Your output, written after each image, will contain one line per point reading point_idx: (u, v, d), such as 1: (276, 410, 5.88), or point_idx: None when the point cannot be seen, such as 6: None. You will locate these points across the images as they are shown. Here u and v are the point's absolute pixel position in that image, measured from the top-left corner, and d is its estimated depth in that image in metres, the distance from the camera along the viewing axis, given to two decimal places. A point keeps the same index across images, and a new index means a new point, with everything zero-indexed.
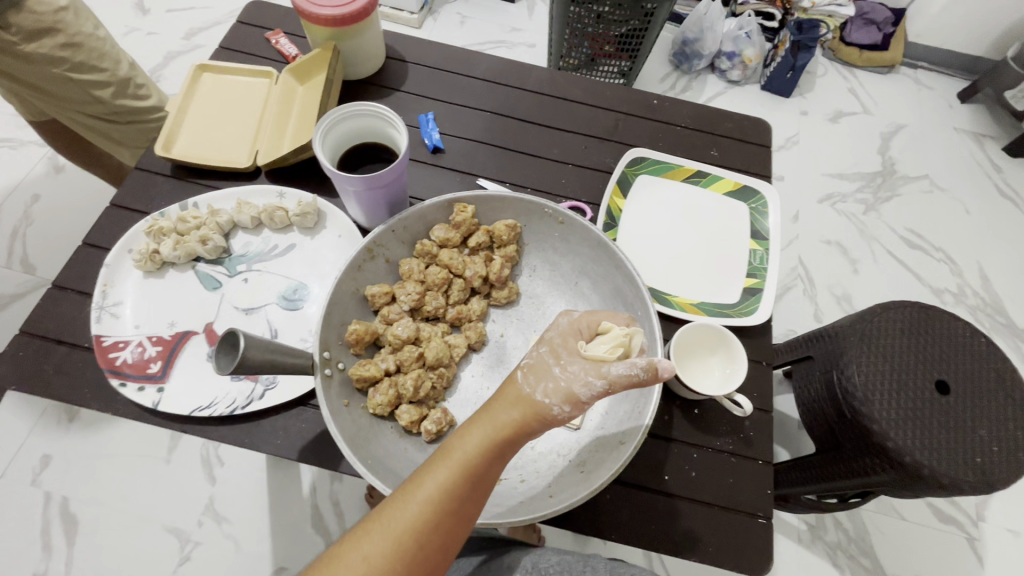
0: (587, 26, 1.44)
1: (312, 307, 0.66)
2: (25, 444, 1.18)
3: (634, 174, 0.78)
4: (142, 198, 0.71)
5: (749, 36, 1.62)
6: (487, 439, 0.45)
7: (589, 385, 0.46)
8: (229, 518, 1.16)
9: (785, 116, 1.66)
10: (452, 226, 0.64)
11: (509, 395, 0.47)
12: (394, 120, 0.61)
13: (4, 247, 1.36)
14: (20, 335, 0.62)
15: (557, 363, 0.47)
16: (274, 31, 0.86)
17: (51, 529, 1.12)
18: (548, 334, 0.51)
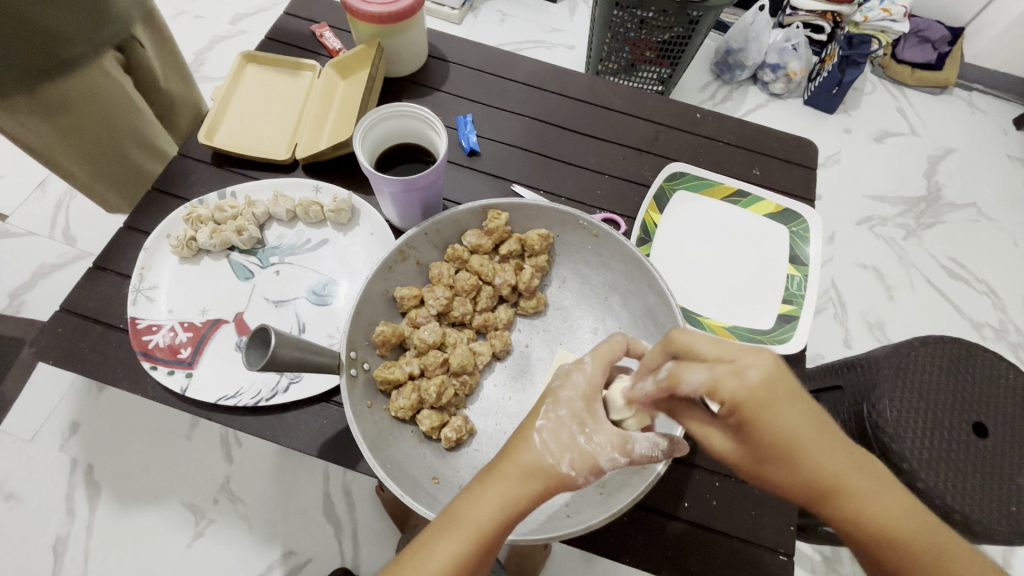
0: (630, 31, 1.42)
1: (341, 303, 0.66)
2: (57, 410, 1.22)
3: (671, 189, 0.76)
4: (183, 183, 0.73)
5: (796, 48, 1.57)
6: (513, 503, 0.43)
7: (614, 460, 0.45)
8: (243, 498, 1.18)
9: (828, 133, 1.61)
10: (484, 232, 0.64)
11: (524, 463, 0.44)
12: (434, 122, 0.61)
13: (48, 218, 1.42)
14: (61, 311, 0.63)
15: (582, 433, 0.45)
16: (319, 24, 0.86)
17: (75, 495, 1.16)
18: (563, 396, 0.47)
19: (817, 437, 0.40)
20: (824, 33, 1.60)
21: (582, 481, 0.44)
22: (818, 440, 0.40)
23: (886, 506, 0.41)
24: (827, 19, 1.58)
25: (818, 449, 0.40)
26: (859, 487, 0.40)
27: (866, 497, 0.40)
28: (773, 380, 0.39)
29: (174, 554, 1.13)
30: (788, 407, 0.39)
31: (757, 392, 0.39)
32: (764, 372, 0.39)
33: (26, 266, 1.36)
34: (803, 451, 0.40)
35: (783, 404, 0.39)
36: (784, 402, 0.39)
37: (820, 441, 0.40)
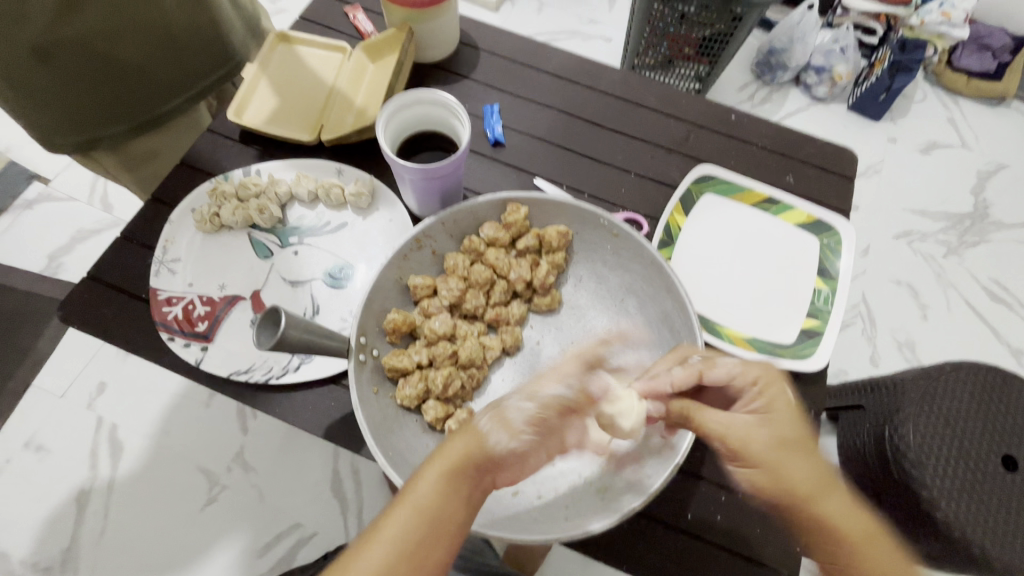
0: (670, 26, 1.42)
1: (355, 287, 0.66)
2: (86, 370, 1.32)
3: (699, 192, 0.74)
4: (211, 159, 0.74)
5: (843, 51, 1.53)
6: (459, 453, 0.45)
7: (519, 411, 0.48)
8: (255, 468, 1.23)
9: (870, 141, 1.55)
10: (502, 225, 0.63)
11: (461, 432, 0.47)
12: (459, 112, 0.59)
13: (87, 186, 1.58)
14: (87, 278, 0.65)
15: (511, 400, 0.49)
16: (353, 5, 0.86)
17: (99, 451, 1.24)
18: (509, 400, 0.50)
19: (823, 488, 0.45)
20: (876, 35, 1.54)
21: (494, 440, 0.46)
22: (833, 498, 0.45)
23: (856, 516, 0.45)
24: (879, 21, 1.53)
25: (833, 505, 0.45)
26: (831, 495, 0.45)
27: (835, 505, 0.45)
28: (780, 432, 0.47)
29: (187, 514, 1.19)
30: (797, 457, 0.46)
31: (766, 444, 0.47)
32: (771, 427, 0.47)
33: (67, 229, 1.53)
34: (814, 503, 0.45)
35: (794, 455, 0.46)
36: (788, 451, 0.46)
37: (791, 450, 0.46)
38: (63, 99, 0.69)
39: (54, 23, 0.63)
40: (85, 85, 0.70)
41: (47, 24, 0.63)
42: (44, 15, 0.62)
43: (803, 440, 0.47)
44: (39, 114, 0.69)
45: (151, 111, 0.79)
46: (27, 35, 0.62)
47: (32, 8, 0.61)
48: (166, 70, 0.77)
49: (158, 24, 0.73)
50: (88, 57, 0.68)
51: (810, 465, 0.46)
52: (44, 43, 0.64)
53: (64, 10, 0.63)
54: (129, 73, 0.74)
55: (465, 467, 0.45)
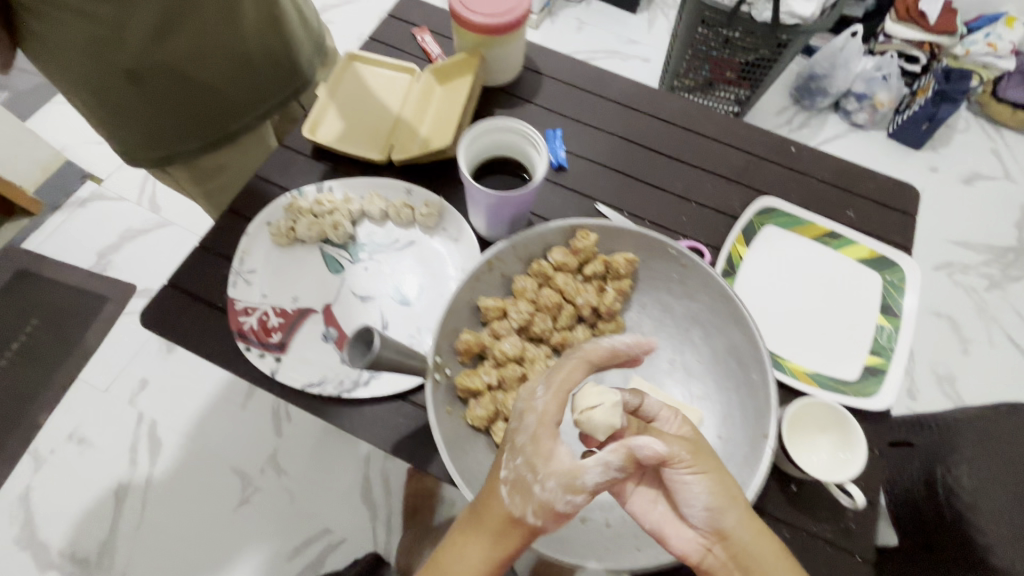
0: (713, 49, 1.45)
1: (422, 304, 0.68)
2: (128, 367, 1.39)
3: (760, 224, 0.75)
4: (284, 174, 0.76)
5: (886, 79, 1.50)
6: (528, 518, 0.46)
7: (569, 502, 0.46)
8: (288, 472, 1.25)
9: (909, 169, 1.54)
10: (571, 251, 0.64)
11: (493, 508, 0.47)
12: (538, 144, 0.61)
13: (138, 186, 1.64)
14: (167, 286, 0.67)
15: (536, 480, 0.46)
16: (420, 27, 0.88)
17: (138, 447, 1.29)
18: (519, 438, 0.48)
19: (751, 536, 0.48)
20: (919, 63, 1.52)
21: (529, 519, 0.46)
22: (762, 545, 0.48)
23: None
24: (923, 49, 1.53)
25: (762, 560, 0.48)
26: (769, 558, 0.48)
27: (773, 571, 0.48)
28: (712, 469, 0.50)
29: (220, 513, 1.22)
30: (720, 491, 0.49)
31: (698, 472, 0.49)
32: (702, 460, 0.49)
33: (117, 228, 1.58)
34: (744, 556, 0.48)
35: (728, 497, 0.49)
36: (718, 488, 0.49)
37: (734, 508, 0.49)
38: (146, 116, 0.72)
39: (144, 48, 0.65)
40: (167, 105, 0.72)
41: (139, 50, 0.65)
42: (139, 43, 0.64)
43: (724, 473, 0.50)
44: (123, 127, 0.72)
45: (223, 128, 0.80)
46: (118, 58, 0.64)
47: (124, 34, 0.63)
48: (240, 91, 0.78)
49: (236, 49, 0.74)
50: (173, 80, 0.70)
51: (748, 524, 0.48)
52: (135, 68, 0.66)
53: (153, 35, 0.65)
54: (208, 94, 0.75)
55: (503, 543, 0.47)
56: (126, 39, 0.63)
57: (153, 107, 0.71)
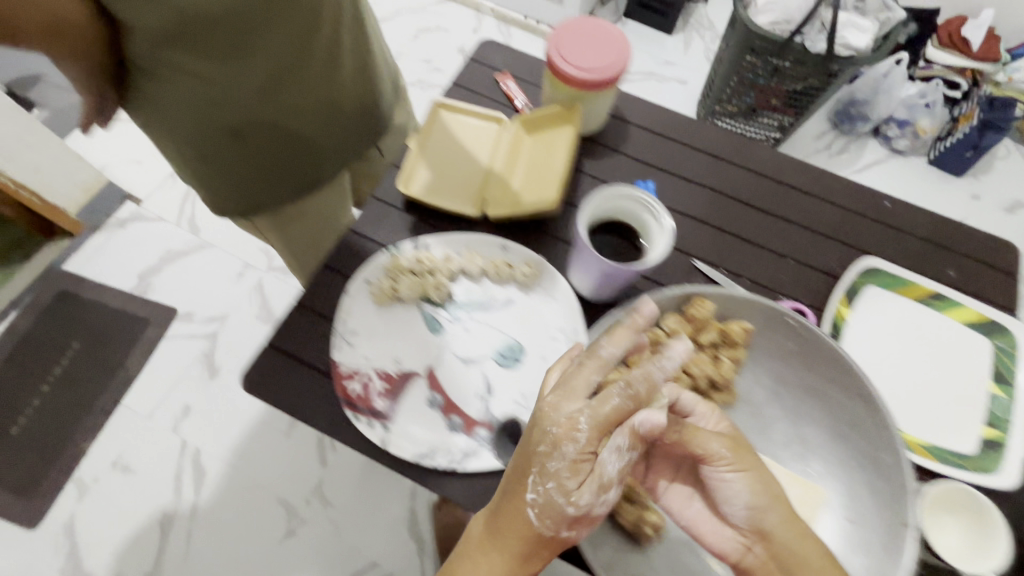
0: (760, 77, 1.44)
1: (526, 367, 0.67)
2: (170, 394, 1.38)
3: (863, 284, 0.73)
4: (376, 226, 0.75)
5: (929, 106, 1.52)
6: (558, 534, 0.49)
7: (603, 503, 0.49)
8: (333, 503, 1.28)
9: (948, 198, 1.56)
10: (685, 318, 0.63)
11: (513, 527, 0.50)
12: (660, 214, 0.59)
13: (178, 206, 1.63)
14: (267, 347, 0.66)
15: (569, 498, 0.48)
16: (502, 72, 0.87)
17: (183, 476, 1.31)
18: (550, 464, 0.49)
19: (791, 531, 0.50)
20: (960, 90, 1.51)
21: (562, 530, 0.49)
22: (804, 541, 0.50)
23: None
24: (964, 76, 1.51)
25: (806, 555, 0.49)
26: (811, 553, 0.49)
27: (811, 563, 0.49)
28: (750, 467, 0.52)
29: (267, 544, 1.25)
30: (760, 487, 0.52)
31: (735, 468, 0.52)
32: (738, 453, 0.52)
33: (156, 249, 1.57)
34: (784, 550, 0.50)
35: (766, 494, 0.52)
36: (757, 485, 0.52)
37: (771, 509, 0.51)
38: (241, 170, 0.70)
39: (249, 107, 0.63)
40: (262, 158, 0.70)
41: (244, 109, 0.63)
42: (245, 102, 0.62)
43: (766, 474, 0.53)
44: (216, 181, 0.70)
45: (310, 178, 0.77)
46: (223, 117, 0.63)
47: (234, 95, 0.61)
48: (329, 140, 0.76)
49: (332, 104, 0.72)
50: (272, 135, 0.68)
51: (788, 524, 0.50)
52: (239, 125, 0.64)
53: (259, 94, 0.63)
54: (301, 146, 0.73)
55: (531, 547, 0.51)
56: (234, 99, 0.61)
57: (249, 160, 0.69)
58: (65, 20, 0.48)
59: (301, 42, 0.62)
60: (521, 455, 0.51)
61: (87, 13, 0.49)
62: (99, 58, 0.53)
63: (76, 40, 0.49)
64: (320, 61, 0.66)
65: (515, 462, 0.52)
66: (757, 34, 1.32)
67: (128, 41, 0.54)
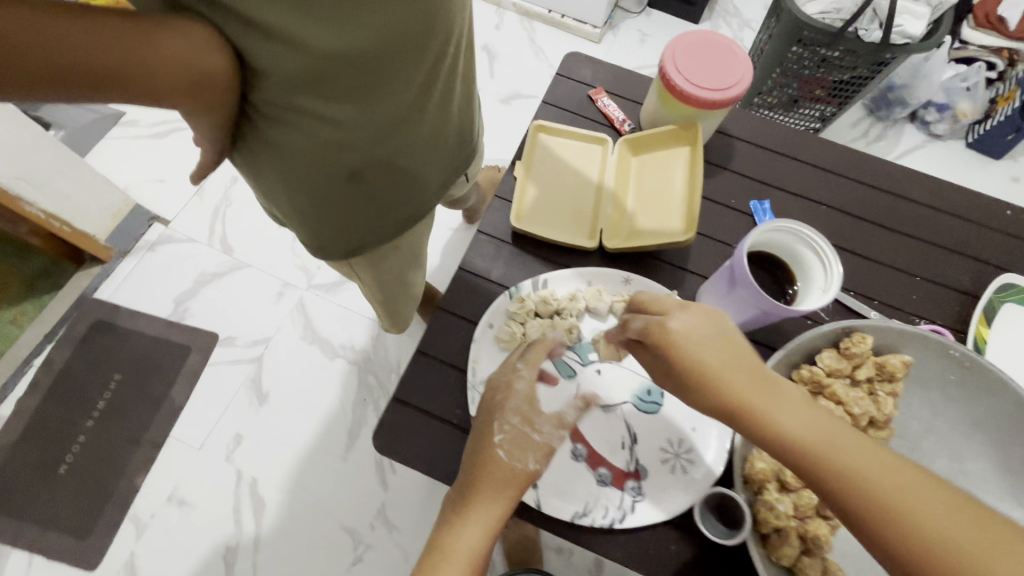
0: (805, 69, 1.34)
1: (668, 410, 0.63)
2: (219, 424, 1.28)
3: (999, 302, 0.70)
4: (487, 263, 0.71)
5: (970, 89, 1.45)
6: (527, 466, 0.53)
7: (558, 438, 0.57)
8: (399, 526, 1.21)
9: (989, 179, 1.51)
10: (841, 355, 0.60)
11: (491, 470, 0.52)
12: (829, 254, 0.55)
13: (206, 225, 1.46)
14: (395, 401, 0.62)
15: (531, 429, 0.56)
16: (596, 88, 0.82)
17: (242, 506, 1.22)
18: (509, 404, 0.56)
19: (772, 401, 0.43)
20: (996, 70, 1.43)
21: (529, 464, 0.53)
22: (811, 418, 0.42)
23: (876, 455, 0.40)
24: (1001, 56, 1.42)
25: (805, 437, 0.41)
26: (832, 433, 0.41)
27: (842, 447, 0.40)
28: (712, 331, 0.46)
29: None
30: (726, 356, 0.45)
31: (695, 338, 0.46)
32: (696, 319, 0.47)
33: (188, 273, 1.41)
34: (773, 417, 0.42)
35: (744, 367, 0.45)
36: (712, 360, 0.45)
37: (752, 379, 0.44)
38: (350, 212, 0.65)
39: (366, 147, 0.58)
40: (373, 197, 0.65)
41: (364, 150, 0.58)
42: (366, 143, 0.58)
43: (731, 338, 0.46)
44: (324, 225, 0.65)
45: (408, 215, 0.72)
46: (339, 160, 0.57)
47: (355, 137, 0.56)
48: (433, 172, 0.71)
49: (435, 136, 0.67)
50: (385, 173, 0.63)
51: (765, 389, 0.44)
52: (357, 167, 0.59)
53: (380, 133, 0.58)
54: (408, 182, 0.68)
55: (509, 493, 0.52)
56: (354, 141, 0.56)
57: (360, 201, 0.64)
58: (210, 74, 0.43)
59: (422, 76, 0.57)
60: (480, 415, 0.57)
61: (229, 66, 0.44)
62: (230, 111, 0.48)
63: (215, 94, 0.45)
64: (433, 93, 0.61)
65: (476, 426, 0.57)
66: (808, 26, 1.20)
67: (257, 87, 0.49)
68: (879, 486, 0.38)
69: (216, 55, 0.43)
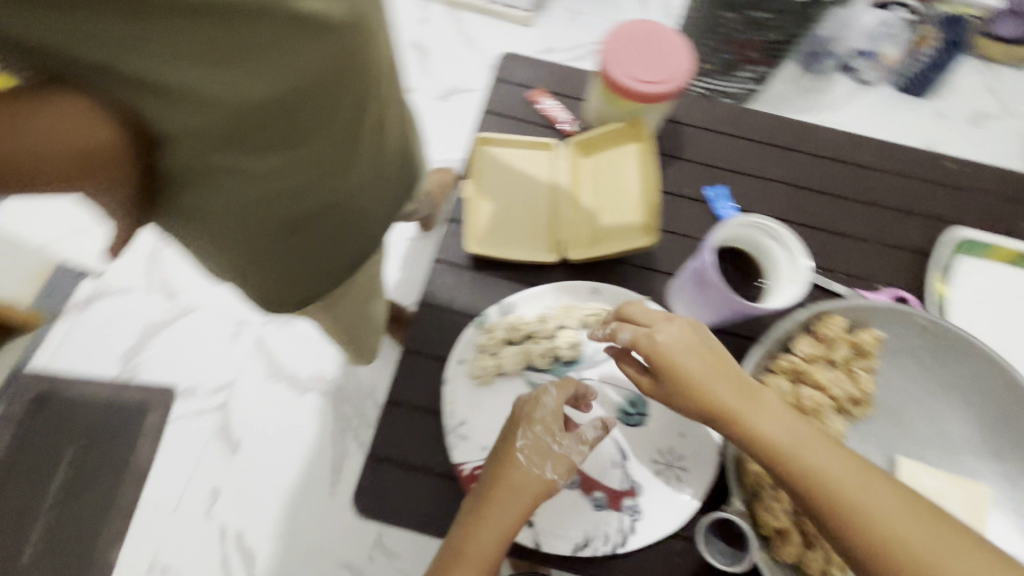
0: (736, 33, 1.27)
1: (656, 419, 0.61)
2: (194, 478, 1.20)
3: (954, 257, 0.72)
4: (447, 293, 0.67)
5: (890, 33, 1.47)
6: (546, 474, 0.53)
7: (580, 453, 0.55)
8: (398, 552, 1.15)
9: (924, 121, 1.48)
10: (816, 340, 0.59)
11: (514, 482, 0.52)
12: (796, 247, 0.55)
13: (142, 272, 1.34)
14: (372, 460, 0.58)
15: (555, 442, 0.54)
16: (535, 90, 0.78)
17: (229, 565, 1.14)
18: (536, 413, 0.55)
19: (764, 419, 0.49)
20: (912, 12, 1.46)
21: (552, 478, 0.53)
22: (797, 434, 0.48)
23: (902, 513, 0.45)
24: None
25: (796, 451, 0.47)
26: (881, 502, 0.45)
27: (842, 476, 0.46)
28: (701, 354, 0.51)
29: None
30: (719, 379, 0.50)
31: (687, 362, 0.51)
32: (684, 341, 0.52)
33: (133, 324, 1.30)
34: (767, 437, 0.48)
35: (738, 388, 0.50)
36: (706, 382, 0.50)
37: (745, 402, 0.49)
38: (300, 262, 0.59)
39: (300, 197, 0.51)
40: (324, 245, 0.59)
41: (303, 202, 0.52)
42: (303, 194, 0.51)
43: (719, 358, 0.52)
44: (271, 278, 0.60)
45: (360, 259, 0.66)
46: (270, 217, 0.51)
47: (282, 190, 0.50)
48: (389, 204, 0.65)
49: (382, 170, 0.60)
50: (333, 220, 0.57)
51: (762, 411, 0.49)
52: (299, 218, 0.54)
53: (321, 180, 0.52)
54: (363, 223, 0.61)
55: (524, 510, 0.52)
56: (282, 196, 0.50)
57: (308, 250, 0.58)
58: (96, 151, 0.40)
59: (358, 112, 0.51)
60: (510, 419, 0.56)
61: (120, 136, 0.40)
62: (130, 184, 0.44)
63: (104, 172, 0.42)
64: (375, 134, 0.54)
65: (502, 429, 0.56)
66: None
67: (166, 152, 0.44)
68: (856, 496, 0.45)
69: (99, 130, 0.39)
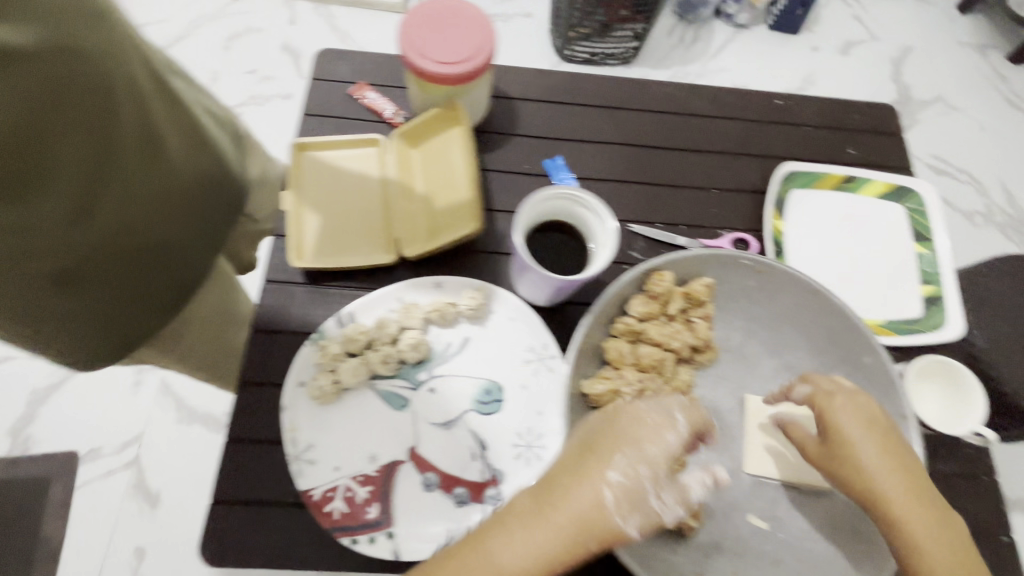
0: None
1: (511, 404, 0.61)
2: None
3: (786, 192, 0.74)
4: (283, 315, 0.63)
5: None
6: (627, 527, 0.42)
7: (674, 512, 0.46)
8: None
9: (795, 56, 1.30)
10: (649, 297, 0.60)
11: (586, 518, 0.42)
12: (601, 214, 0.56)
13: None
14: (220, 504, 0.56)
15: (654, 491, 0.45)
16: (357, 84, 0.75)
17: None
18: (649, 448, 0.46)
19: (872, 460, 0.48)
20: None
21: (627, 527, 0.42)
22: (890, 477, 0.48)
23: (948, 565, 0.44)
24: None
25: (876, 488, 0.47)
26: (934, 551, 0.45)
27: (874, 462, 0.48)
28: (864, 406, 0.51)
29: None
30: (863, 428, 0.50)
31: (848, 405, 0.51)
32: (851, 396, 0.52)
33: None
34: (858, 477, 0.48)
35: (865, 429, 0.50)
36: (863, 424, 0.50)
37: (866, 446, 0.49)
38: (98, 315, 0.52)
39: (87, 236, 0.47)
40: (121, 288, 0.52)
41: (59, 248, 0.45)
42: (58, 241, 0.45)
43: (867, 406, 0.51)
44: (78, 340, 0.53)
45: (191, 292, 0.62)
46: (53, 263, 0.46)
47: (48, 242, 0.44)
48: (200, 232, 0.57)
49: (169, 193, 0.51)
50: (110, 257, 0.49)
51: (880, 453, 0.48)
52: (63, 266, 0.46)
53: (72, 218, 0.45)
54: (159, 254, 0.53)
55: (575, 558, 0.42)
56: (57, 259, 0.46)
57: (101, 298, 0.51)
58: None
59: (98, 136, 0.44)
60: (606, 430, 0.47)
61: None
62: None
63: None
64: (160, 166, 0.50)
65: (580, 448, 0.47)
66: None
67: None
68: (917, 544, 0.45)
69: None
